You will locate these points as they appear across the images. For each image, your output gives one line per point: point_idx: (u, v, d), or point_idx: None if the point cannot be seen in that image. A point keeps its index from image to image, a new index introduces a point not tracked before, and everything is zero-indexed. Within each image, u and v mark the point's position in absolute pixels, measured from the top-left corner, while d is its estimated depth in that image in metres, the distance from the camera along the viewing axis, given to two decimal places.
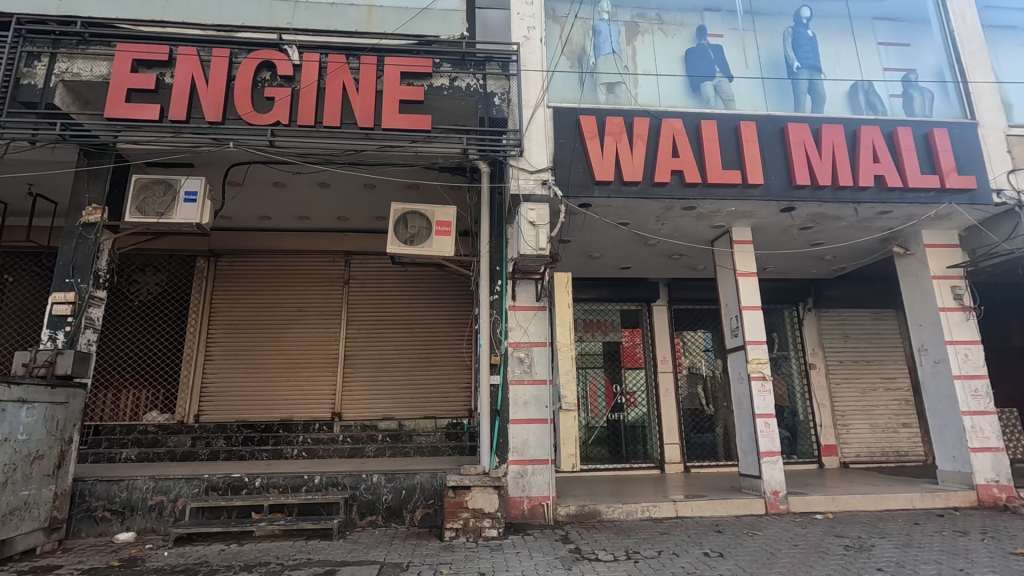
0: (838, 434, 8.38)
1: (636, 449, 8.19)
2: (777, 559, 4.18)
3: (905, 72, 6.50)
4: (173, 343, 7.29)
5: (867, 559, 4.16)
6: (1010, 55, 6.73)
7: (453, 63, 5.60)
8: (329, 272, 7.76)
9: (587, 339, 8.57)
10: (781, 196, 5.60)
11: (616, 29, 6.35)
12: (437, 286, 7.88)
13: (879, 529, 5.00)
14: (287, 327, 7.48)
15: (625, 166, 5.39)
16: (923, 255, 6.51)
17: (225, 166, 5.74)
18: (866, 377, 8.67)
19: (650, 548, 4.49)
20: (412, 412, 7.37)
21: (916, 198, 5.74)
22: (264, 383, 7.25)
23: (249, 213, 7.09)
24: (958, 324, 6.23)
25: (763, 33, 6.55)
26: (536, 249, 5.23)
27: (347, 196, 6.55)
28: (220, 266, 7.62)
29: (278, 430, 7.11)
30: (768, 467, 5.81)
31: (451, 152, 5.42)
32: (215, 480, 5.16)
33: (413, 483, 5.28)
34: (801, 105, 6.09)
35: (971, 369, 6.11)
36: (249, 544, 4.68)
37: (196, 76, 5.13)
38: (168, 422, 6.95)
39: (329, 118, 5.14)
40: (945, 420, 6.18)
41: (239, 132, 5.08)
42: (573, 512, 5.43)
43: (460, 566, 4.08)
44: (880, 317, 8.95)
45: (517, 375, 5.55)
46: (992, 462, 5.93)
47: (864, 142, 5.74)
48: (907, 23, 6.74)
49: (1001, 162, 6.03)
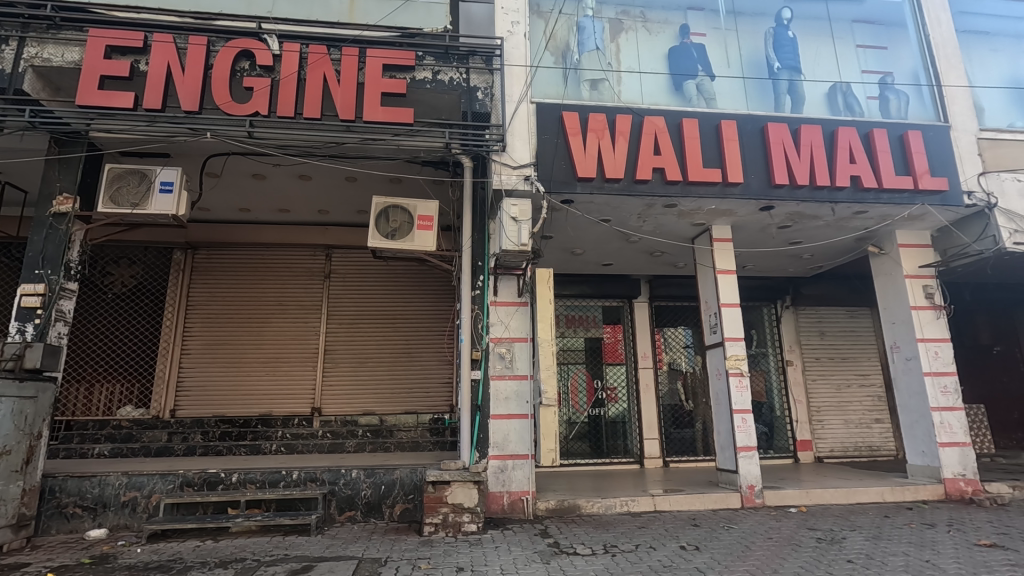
0: (813, 429, 8.54)
1: (616, 444, 8.27)
2: (752, 551, 4.26)
3: (882, 74, 6.61)
4: (148, 336, 7.14)
5: (838, 551, 4.24)
6: (982, 60, 6.89)
7: (436, 57, 5.59)
8: (309, 266, 7.67)
9: (568, 335, 8.61)
10: (761, 195, 5.67)
11: (601, 25, 6.36)
12: (418, 280, 7.84)
13: (850, 522, 5.12)
14: (267, 321, 7.39)
15: (607, 162, 5.41)
16: (897, 254, 6.65)
17: (202, 157, 5.63)
18: (841, 373, 8.85)
19: (627, 542, 4.54)
20: (394, 407, 7.34)
21: (890, 198, 5.86)
22: (243, 378, 7.15)
23: (227, 205, 6.97)
24: (929, 322, 6.38)
25: (744, 32, 6.60)
26: (518, 245, 5.27)
27: (328, 189, 6.47)
28: (197, 258, 7.48)
29: (257, 425, 7.02)
30: (745, 461, 5.90)
31: (434, 145, 5.37)
32: (190, 476, 5.07)
33: (393, 478, 5.26)
34: (781, 105, 6.18)
35: (941, 366, 6.26)
36: (225, 540, 4.63)
37: (172, 64, 5.01)
38: (143, 417, 6.81)
39: (309, 109, 5.07)
40: (915, 416, 6.34)
41: (216, 123, 4.98)
42: (553, 506, 5.47)
43: (438, 561, 4.08)
44: (855, 316, 9.14)
45: (498, 370, 5.55)
46: (960, 456, 6.09)
47: (841, 142, 5.84)
48: (885, 26, 6.85)
49: (972, 164, 6.18)
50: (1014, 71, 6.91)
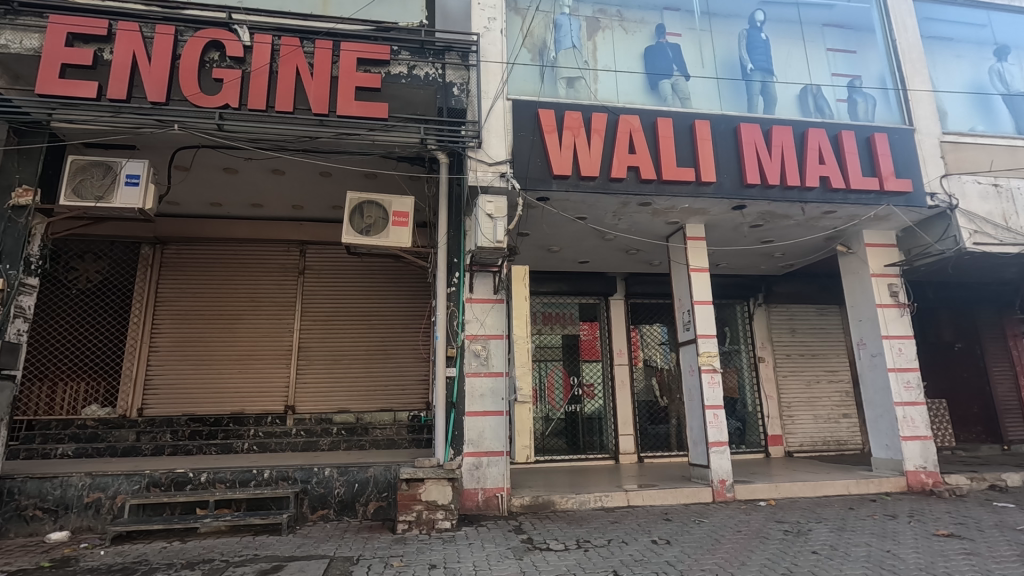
0: (783, 424, 8.72)
1: (592, 440, 8.35)
2: (721, 544, 4.33)
3: (851, 78, 6.76)
4: (115, 334, 6.95)
5: (804, 543, 4.35)
6: (946, 66, 7.10)
7: (412, 51, 5.51)
8: (283, 262, 7.55)
9: (545, 332, 8.65)
10: (733, 195, 5.76)
11: (577, 23, 6.38)
12: (394, 277, 7.78)
13: (816, 514, 5.25)
14: (239, 318, 7.26)
15: (582, 160, 5.44)
16: (864, 254, 6.82)
17: (171, 150, 5.48)
18: (811, 369, 9.06)
19: (600, 536, 4.58)
20: (369, 405, 7.28)
21: (858, 199, 6.01)
22: (214, 376, 7.02)
23: (198, 199, 6.81)
24: (893, 319, 6.57)
25: (719, 33, 6.68)
26: (493, 241, 5.26)
27: (301, 184, 6.37)
28: (167, 253, 7.31)
29: (228, 423, 6.90)
30: (717, 456, 6.00)
31: (409, 141, 5.31)
32: (157, 476, 4.96)
33: (367, 475, 5.23)
34: (754, 105, 6.28)
35: (904, 363, 6.46)
36: (193, 541, 4.54)
37: (137, 53, 4.88)
38: (109, 416, 6.63)
39: (281, 103, 4.98)
40: (880, 411, 6.51)
41: (184, 114, 4.85)
42: (527, 502, 5.49)
43: (411, 559, 4.06)
44: (824, 313, 9.37)
45: (473, 367, 5.53)
46: (921, 450, 6.29)
47: (812, 143, 5.96)
48: (854, 30, 6.99)
49: (935, 167, 6.37)
50: (975, 76, 7.14)
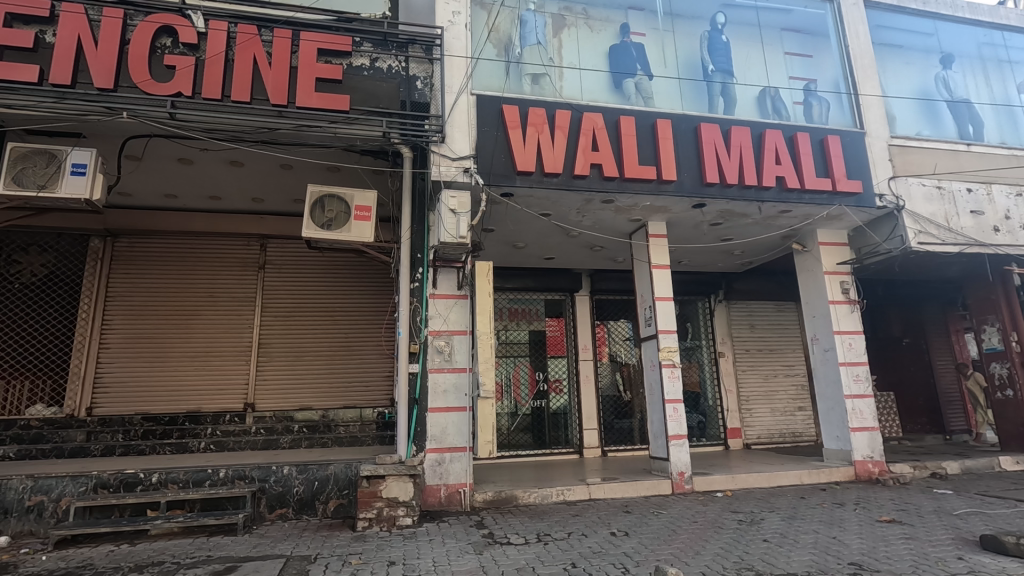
0: (742, 418, 8.97)
1: (557, 435, 8.42)
2: (677, 535, 4.44)
3: (807, 81, 6.97)
4: (62, 330, 6.66)
5: (756, 531, 4.49)
6: (895, 72, 7.39)
7: (375, 44, 5.49)
8: (242, 256, 7.36)
9: (511, 328, 8.67)
10: (693, 193, 5.87)
11: (543, 20, 6.40)
12: (358, 273, 7.68)
13: (770, 504, 5.43)
14: (196, 314, 7.04)
15: (546, 157, 5.46)
16: (817, 252, 7.06)
17: (120, 138, 5.26)
18: (769, 364, 9.34)
19: (560, 530, 4.64)
20: (333, 402, 7.18)
21: (812, 199, 6.21)
22: (169, 374, 6.80)
23: (152, 190, 6.56)
24: (844, 315, 6.83)
25: (681, 34, 6.78)
26: (456, 237, 5.25)
27: (261, 176, 6.21)
28: (118, 247, 7.01)
29: (184, 422, 6.70)
30: (676, 449, 6.14)
31: (372, 134, 5.22)
32: (105, 477, 4.79)
33: (326, 474, 5.15)
34: (714, 106, 6.42)
35: (854, 357, 6.71)
36: (143, 544, 4.39)
37: (83, 36, 4.69)
38: (55, 416, 6.35)
39: (237, 92, 4.84)
40: (831, 403, 6.77)
41: (134, 102, 4.66)
42: (490, 498, 5.51)
43: (370, 556, 4.03)
44: (782, 309, 9.66)
45: (437, 363, 5.52)
46: (868, 440, 6.56)
47: (769, 144, 6.13)
48: (811, 35, 7.20)
49: (884, 169, 6.64)
50: (922, 83, 7.47)
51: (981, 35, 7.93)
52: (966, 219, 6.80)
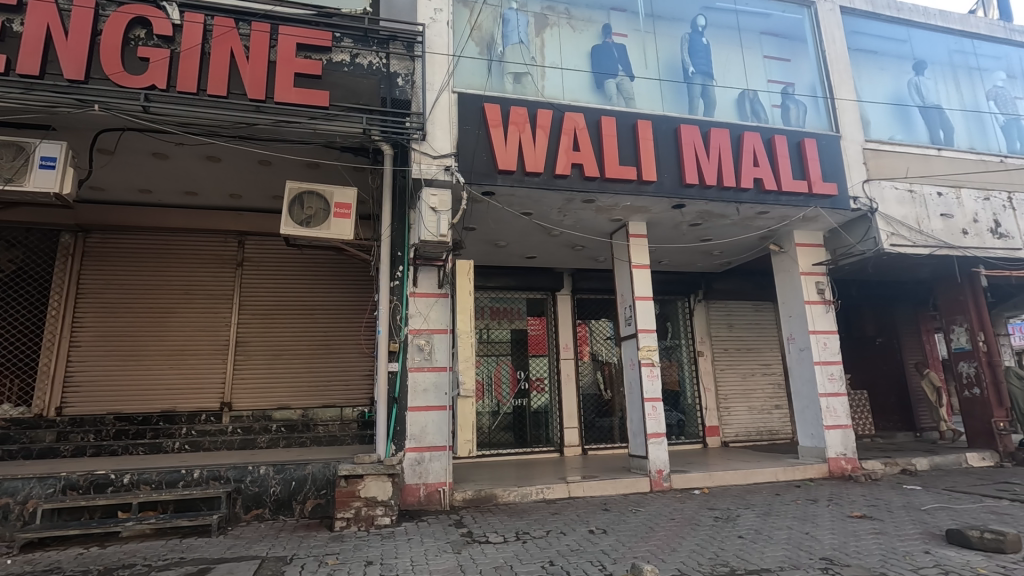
0: (720, 416, 9.09)
1: (538, 434, 8.45)
2: (654, 532, 4.48)
3: (785, 84, 7.07)
4: (30, 327, 6.48)
5: (731, 528, 4.56)
6: (870, 77, 7.55)
7: (355, 39, 5.43)
8: (219, 253, 7.24)
9: (493, 327, 8.66)
10: (673, 194, 5.93)
11: (525, 19, 6.39)
12: (338, 270, 7.61)
13: (746, 501, 5.51)
14: (171, 312, 6.91)
15: (527, 156, 5.47)
16: (794, 253, 7.18)
17: (92, 132, 5.13)
18: (747, 363, 9.49)
19: (539, 528, 4.65)
20: (311, 401, 7.10)
21: (788, 201, 6.31)
22: (142, 372, 6.66)
23: (125, 185, 6.42)
24: (820, 315, 6.96)
25: (662, 36, 6.84)
26: (437, 235, 5.23)
27: (238, 172, 6.11)
28: (90, 242, 6.85)
29: (158, 422, 6.57)
30: (654, 447, 6.20)
31: (352, 131, 5.17)
32: (74, 478, 4.69)
33: (304, 473, 5.10)
34: (694, 107, 6.49)
35: (829, 356, 6.85)
36: (113, 546, 4.30)
37: (52, 26, 4.56)
38: (22, 416, 6.18)
39: (214, 86, 4.75)
40: (806, 402, 6.90)
41: (106, 95, 4.55)
42: (469, 496, 5.52)
43: (347, 556, 3.99)
44: (759, 309, 9.82)
45: (417, 362, 5.48)
46: (842, 438, 6.70)
47: (747, 146, 6.22)
48: (788, 39, 7.31)
49: (858, 172, 6.78)
50: (895, 88, 7.64)
51: (952, 42, 8.13)
52: (936, 222, 6.98)
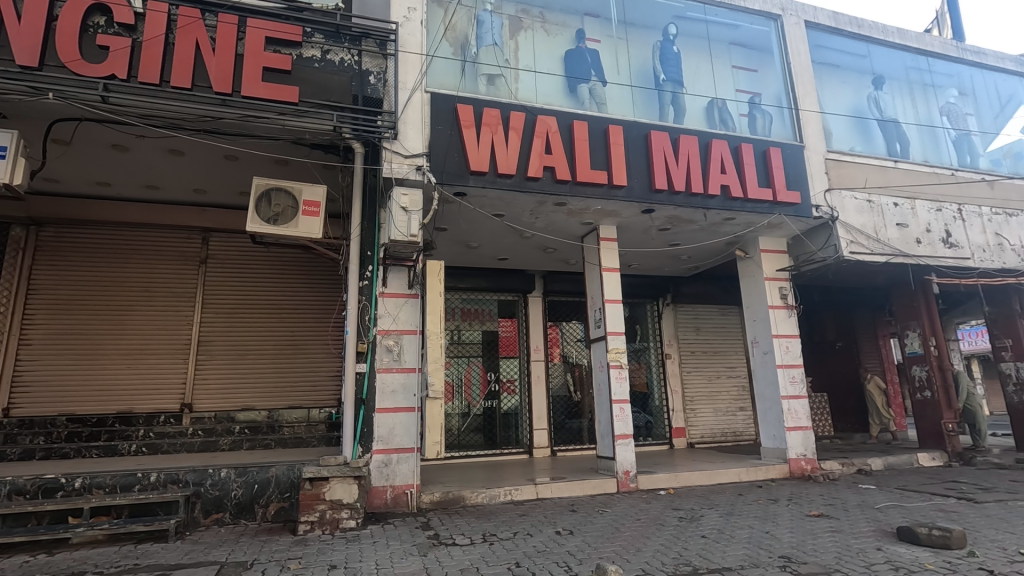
0: (686, 418, 9.25)
1: (508, 435, 8.45)
2: (620, 532, 4.54)
3: (752, 94, 7.26)
4: None
5: (695, 527, 4.64)
6: (832, 90, 7.81)
7: (326, 35, 5.35)
8: (182, 250, 7.02)
9: (464, 329, 8.63)
10: (643, 198, 6.02)
11: (499, 21, 6.41)
12: (307, 269, 7.47)
13: (709, 500, 5.62)
14: (129, 310, 6.67)
15: (499, 158, 5.47)
16: (759, 258, 7.37)
17: (46, 121, 4.92)
18: (712, 365, 9.69)
19: (506, 530, 4.65)
20: (277, 402, 6.95)
21: (753, 208, 6.48)
22: (97, 372, 6.41)
23: (82, 177, 6.18)
24: (783, 320, 7.16)
25: (635, 42, 6.94)
26: (408, 235, 5.19)
27: (203, 167, 5.95)
28: (43, 236, 6.57)
29: (113, 424, 6.33)
30: (622, 448, 6.27)
31: (322, 128, 5.09)
32: (21, 483, 4.50)
33: (268, 476, 4.99)
34: (664, 114, 6.60)
35: (790, 359, 7.05)
36: (63, 553, 4.12)
37: (5, 9, 4.37)
38: None
39: (177, 77, 4.62)
40: (769, 404, 7.08)
41: (62, 82, 4.38)
42: (437, 499, 5.48)
43: (310, 560, 3.92)
44: (725, 313, 10.04)
45: (385, 363, 5.42)
46: (802, 439, 6.90)
47: (714, 153, 6.36)
48: (756, 50, 7.50)
49: (820, 181, 7.01)
50: (856, 101, 7.92)
51: (909, 59, 8.47)
52: (893, 231, 7.26)
